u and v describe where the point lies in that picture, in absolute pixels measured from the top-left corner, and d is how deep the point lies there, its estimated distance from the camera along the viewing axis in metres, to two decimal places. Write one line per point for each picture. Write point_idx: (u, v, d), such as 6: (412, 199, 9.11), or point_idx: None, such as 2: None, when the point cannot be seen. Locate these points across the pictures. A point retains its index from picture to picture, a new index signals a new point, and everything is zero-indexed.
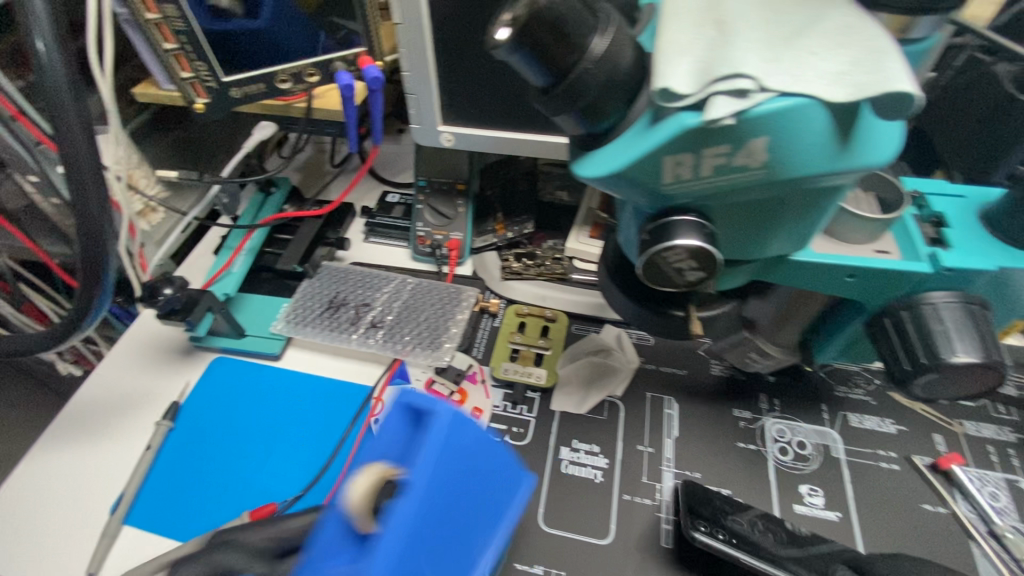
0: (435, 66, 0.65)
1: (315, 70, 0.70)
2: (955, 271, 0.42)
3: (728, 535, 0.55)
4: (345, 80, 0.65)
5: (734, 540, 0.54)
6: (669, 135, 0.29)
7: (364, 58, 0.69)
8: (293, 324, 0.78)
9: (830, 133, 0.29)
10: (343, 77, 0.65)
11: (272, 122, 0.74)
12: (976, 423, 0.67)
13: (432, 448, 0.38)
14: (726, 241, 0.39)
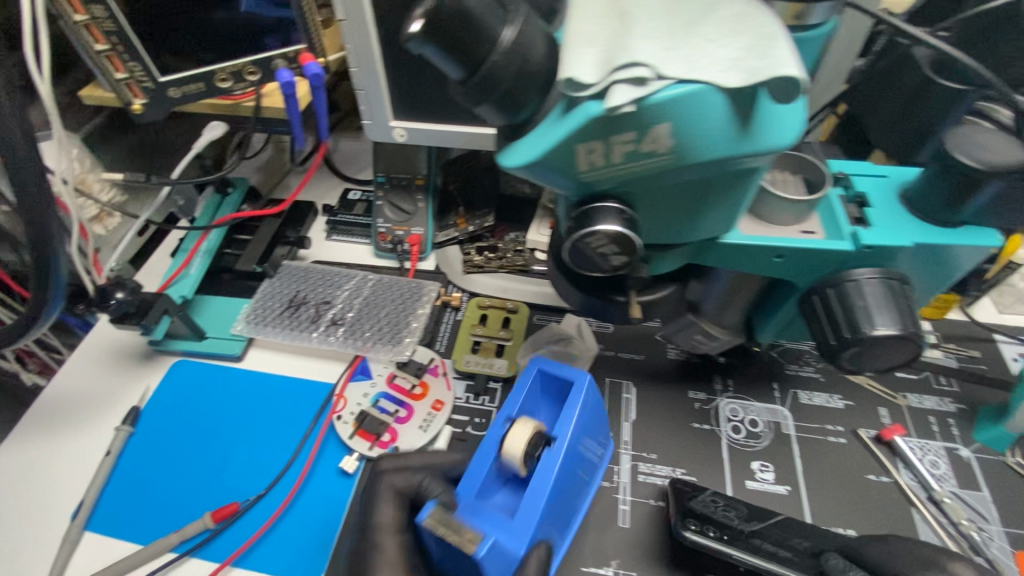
0: (381, 62, 0.65)
1: (256, 68, 0.69)
2: (875, 248, 0.43)
3: (718, 531, 0.56)
4: (286, 78, 0.64)
5: (724, 536, 0.56)
6: (578, 124, 0.30)
7: (305, 56, 0.68)
8: (253, 324, 0.78)
9: (729, 117, 0.30)
10: (285, 74, 0.64)
11: (222, 122, 0.74)
12: (918, 395, 0.70)
13: (572, 416, 0.55)
14: (653, 226, 0.40)
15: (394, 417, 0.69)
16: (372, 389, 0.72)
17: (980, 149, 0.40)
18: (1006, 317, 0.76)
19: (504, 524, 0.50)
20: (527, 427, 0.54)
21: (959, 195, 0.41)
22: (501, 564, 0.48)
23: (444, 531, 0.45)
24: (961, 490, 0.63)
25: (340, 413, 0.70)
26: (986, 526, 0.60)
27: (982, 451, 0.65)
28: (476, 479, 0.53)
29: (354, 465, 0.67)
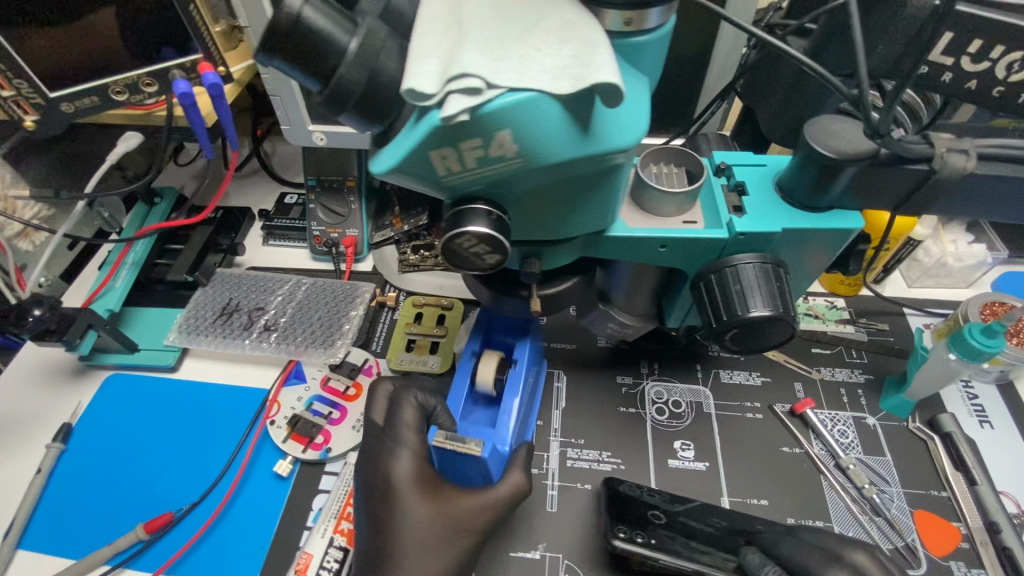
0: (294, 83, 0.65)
1: (153, 79, 0.68)
2: (747, 235, 0.46)
3: (646, 538, 0.55)
4: (179, 88, 0.62)
5: (653, 542, 0.54)
6: (425, 132, 0.31)
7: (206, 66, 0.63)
8: (187, 334, 0.78)
9: (567, 121, 0.32)
10: (177, 84, 0.61)
11: (139, 132, 0.73)
12: (832, 368, 0.73)
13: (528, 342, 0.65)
14: (533, 224, 0.42)
15: (328, 418, 0.71)
16: (306, 392, 0.73)
17: (833, 138, 0.43)
18: (914, 290, 0.80)
19: (491, 432, 0.60)
20: (493, 355, 0.63)
21: (822, 181, 0.43)
22: (496, 462, 0.58)
23: (452, 444, 0.54)
24: (867, 456, 0.66)
25: (274, 417, 0.71)
26: (887, 489, 0.64)
27: (887, 418, 0.69)
28: (458, 401, 0.62)
29: (288, 468, 0.68)
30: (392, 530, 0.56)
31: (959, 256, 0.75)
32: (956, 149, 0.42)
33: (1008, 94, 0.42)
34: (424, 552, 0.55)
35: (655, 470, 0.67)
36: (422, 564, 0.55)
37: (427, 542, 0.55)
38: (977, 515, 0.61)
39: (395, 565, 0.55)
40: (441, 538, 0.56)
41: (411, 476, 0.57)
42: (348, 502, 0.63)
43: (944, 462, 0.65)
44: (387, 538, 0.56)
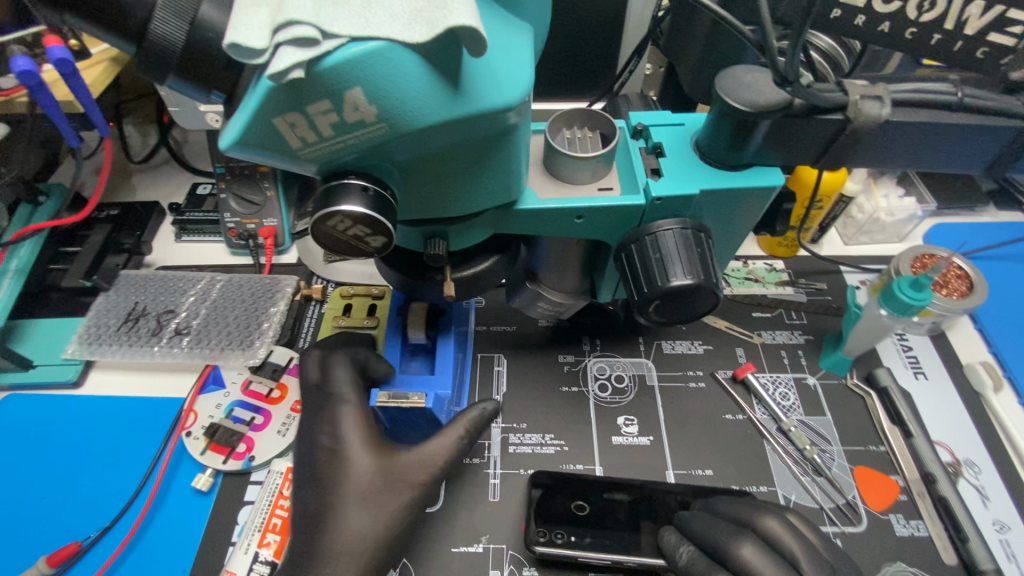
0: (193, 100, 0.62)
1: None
2: (665, 200, 0.43)
3: (567, 536, 0.57)
4: (19, 66, 0.52)
5: (573, 538, 0.57)
6: (261, 95, 0.27)
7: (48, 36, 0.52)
8: (88, 344, 0.71)
9: (431, 76, 0.27)
10: (16, 62, 0.52)
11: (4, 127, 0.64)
12: (773, 331, 0.72)
13: None
14: (428, 199, 0.38)
15: (250, 425, 0.66)
16: (226, 399, 0.67)
17: (746, 90, 0.40)
18: (851, 248, 0.79)
19: (432, 380, 0.58)
20: (420, 308, 0.61)
21: (738, 138, 0.41)
22: (441, 409, 0.58)
23: (395, 402, 0.54)
24: (808, 417, 0.66)
25: (190, 428, 0.66)
26: (828, 448, 0.64)
27: (827, 377, 0.69)
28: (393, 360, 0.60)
29: (209, 482, 0.62)
30: (332, 484, 0.53)
31: (891, 210, 0.75)
32: (870, 96, 0.40)
33: (920, 36, 0.39)
34: (365, 504, 0.52)
35: (599, 448, 0.65)
36: (363, 518, 0.52)
37: (370, 493, 0.52)
38: (913, 467, 0.62)
39: (334, 521, 0.51)
40: (382, 490, 0.52)
41: (354, 431, 0.54)
42: (274, 513, 0.58)
43: (881, 417, 0.65)
44: (328, 493, 0.52)
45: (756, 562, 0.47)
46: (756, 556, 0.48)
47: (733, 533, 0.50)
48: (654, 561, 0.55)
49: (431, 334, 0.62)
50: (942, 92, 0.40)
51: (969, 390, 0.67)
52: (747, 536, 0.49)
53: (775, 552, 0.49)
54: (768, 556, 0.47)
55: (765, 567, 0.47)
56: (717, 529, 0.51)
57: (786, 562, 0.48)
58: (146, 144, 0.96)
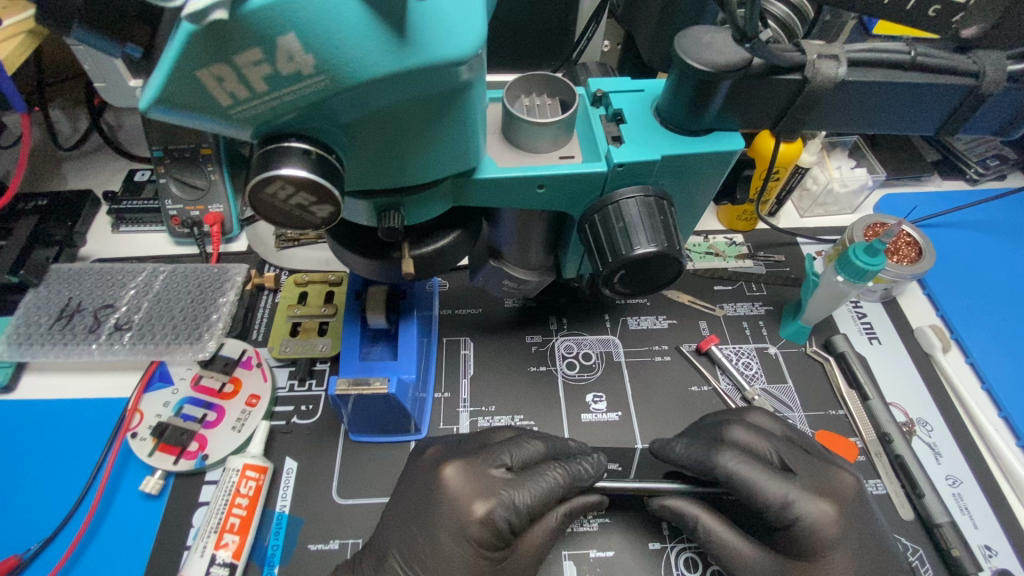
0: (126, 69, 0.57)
1: None
2: (627, 166, 0.42)
3: None
4: None
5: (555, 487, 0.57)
6: (181, 42, 0.24)
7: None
8: (17, 345, 0.65)
9: (375, 20, 0.25)
10: None
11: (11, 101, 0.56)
12: (734, 304, 0.73)
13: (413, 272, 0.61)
14: (378, 166, 0.35)
15: (202, 422, 0.61)
16: (174, 396, 0.63)
17: (706, 50, 0.39)
18: (807, 220, 0.81)
19: (394, 365, 0.56)
20: (380, 291, 0.58)
21: (700, 100, 0.40)
22: (406, 395, 0.56)
23: (356, 390, 0.53)
24: (770, 385, 0.67)
25: (136, 429, 0.61)
26: (790, 414, 0.65)
27: (787, 345, 0.70)
28: (353, 346, 0.57)
29: (159, 485, 0.58)
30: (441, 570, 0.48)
31: (843, 181, 0.77)
32: (827, 56, 0.39)
33: None
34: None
35: (570, 426, 0.64)
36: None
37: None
38: (870, 428, 0.64)
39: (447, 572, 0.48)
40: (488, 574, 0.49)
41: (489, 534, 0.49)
42: (231, 512, 0.54)
43: (839, 381, 0.67)
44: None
45: (748, 440, 0.56)
46: (750, 436, 0.56)
47: (718, 423, 0.58)
48: (658, 486, 0.55)
49: (392, 318, 0.60)
50: (896, 51, 0.40)
51: (919, 352, 0.70)
52: (734, 423, 0.58)
53: (763, 430, 0.57)
54: (757, 434, 0.56)
55: (757, 440, 0.55)
56: (707, 429, 0.58)
57: (774, 436, 0.56)
58: (75, 129, 0.88)
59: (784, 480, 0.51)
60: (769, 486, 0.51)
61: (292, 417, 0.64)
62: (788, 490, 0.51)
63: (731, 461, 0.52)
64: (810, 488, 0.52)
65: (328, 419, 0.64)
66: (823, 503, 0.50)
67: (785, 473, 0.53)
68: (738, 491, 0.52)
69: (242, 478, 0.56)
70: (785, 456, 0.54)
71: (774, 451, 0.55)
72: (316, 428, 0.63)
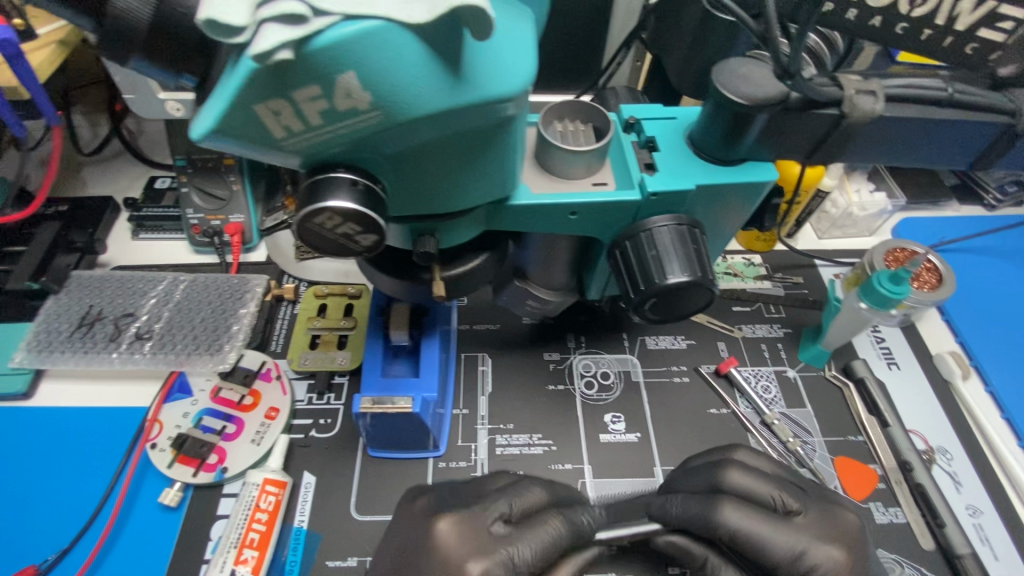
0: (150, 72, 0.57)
1: None
2: (661, 195, 0.42)
3: None
4: None
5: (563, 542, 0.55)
6: (241, 78, 0.24)
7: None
8: (38, 351, 0.66)
9: (432, 58, 0.25)
10: None
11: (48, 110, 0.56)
12: (752, 325, 0.73)
13: None
14: (418, 193, 0.36)
15: (221, 434, 0.61)
16: (194, 407, 0.63)
17: (744, 83, 0.39)
18: (824, 242, 0.81)
19: (417, 383, 0.56)
20: (403, 309, 0.59)
21: (735, 132, 0.40)
22: (428, 412, 0.56)
23: (379, 408, 0.53)
24: (789, 409, 0.67)
25: (155, 440, 0.61)
26: (810, 439, 0.65)
27: (806, 369, 0.70)
28: (375, 363, 0.57)
29: (178, 497, 0.58)
30: None
31: (863, 205, 0.77)
32: (864, 91, 0.40)
33: (911, 31, 0.40)
34: None
35: (588, 446, 0.64)
36: None
37: None
38: (891, 455, 0.64)
39: None
40: None
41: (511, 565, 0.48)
42: (252, 527, 0.54)
43: (858, 407, 0.67)
44: None
45: (748, 483, 0.53)
46: (744, 479, 0.53)
47: (712, 465, 0.55)
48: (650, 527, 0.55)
49: (415, 334, 0.60)
50: (931, 87, 0.41)
51: (939, 379, 0.70)
52: (730, 464, 0.54)
53: (755, 469, 0.55)
54: (756, 476, 0.53)
55: (755, 484, 0.52)
56: (699, 475, 0.56)
57: (767, 475, 0.54)
58: (96, 135, 0.89)
59: (787, 528, 0.49)
60: (775, 538, 0.48)
61: (311, 430, 0.64)
62: (797, 540, 0.48)
63: (730, 515, 0.49)
64: (817, 531, 0.49)
65: (347, 433, 0.64)
66: (832, 547, 0.48)
67: (788, 516, 0.50)
68: (744, 546, 0.49)
69: (263, 492, 0.56)
70: (785, 500, 0.51)
71: (778, 496, 0.52)
72: (334, 442, 0.63)
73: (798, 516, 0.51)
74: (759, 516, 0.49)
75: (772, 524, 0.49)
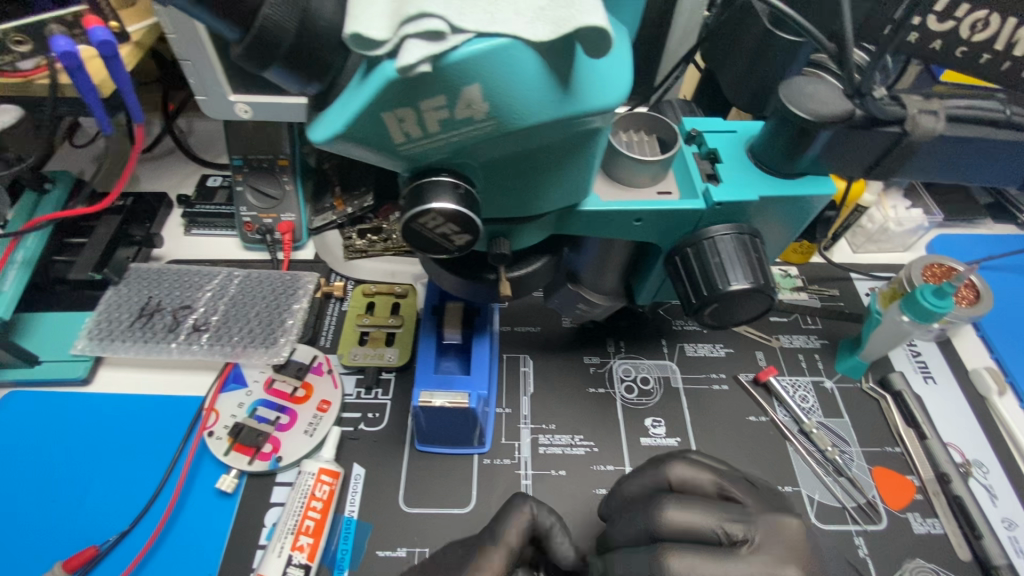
0: (218, 59, 0.58)
1: (25, 37, 0.57)
2: (725, 205, 0.44)
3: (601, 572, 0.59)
4: (62, 47, 0.49)
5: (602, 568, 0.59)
6: (376, 88, 0.26)
7: (90, 17, 0.51)
8: (98, 340, 0.68)
9: (546, 73, 0.27)
10: (59, 42, 0.49)
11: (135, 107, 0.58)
12: (789, 335, 0.74)
13: None
14: (503, 198, 0.38)
15: (276, 424, 0.64)
16: (248, 398, 0.66)
17: (810, 100, 0.41)
18: (859, 256, 0.82)
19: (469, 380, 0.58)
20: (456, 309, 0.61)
21: (798, 146, 0.42)
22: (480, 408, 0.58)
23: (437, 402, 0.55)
24: (827, 419, 0.68)
25: (212, 428, 0.64)
26: (847, 449, 0.66)
27: (843, 380, 0.71)
28: (429, 359, 0.59)
29: (234, 483, 0.61)
30: None
31: (899, 221, 0.78)
32: (927, 111, 0.41)
33: (970, 54, 0.43)
34: None
35: (628, 449, 0.66)
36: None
37: None
38: (928, 467, 0.64)
39: None
40: None
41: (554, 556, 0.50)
42: (307, 515, 0.56)
43: (896, 419, 0.68)
44: None
45: (684, 518, 0.48)
46: (681, 515, 0.48)
47: (644, 508, 0.50)
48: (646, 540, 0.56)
49: (466, 333, 0.62)
50: (992, 109, 0.42)
51: (975, 394, 0.71)
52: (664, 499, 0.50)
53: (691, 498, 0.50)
54: (691, 507, 0.48)
55: (690, 515, 0.48)
56: (634, 521, 0.51)
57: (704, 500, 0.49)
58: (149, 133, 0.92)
59: (734, 559, 0.44)
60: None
61: (360, 424, 0.66)
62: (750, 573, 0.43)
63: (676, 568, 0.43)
64: (771, 556, 0.44)
65: (394, 427, 0.66)
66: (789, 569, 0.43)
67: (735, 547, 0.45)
68: None
69: (318, 481, 0.58)
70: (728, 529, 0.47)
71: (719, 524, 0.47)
72: (383, 435, 0.65)
73: (744, 545, 0.45)
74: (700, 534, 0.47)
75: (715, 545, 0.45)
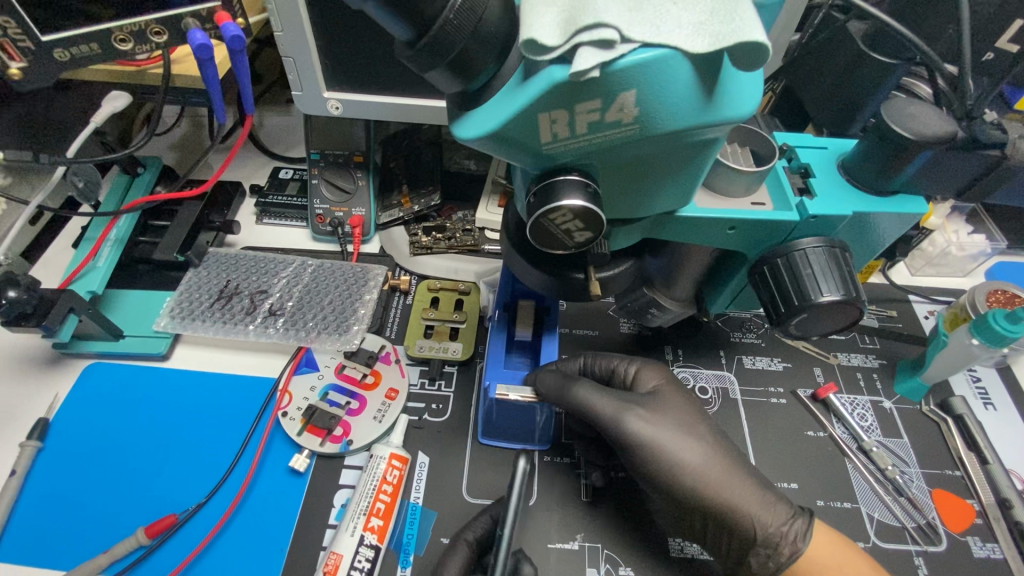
0: (315, 44, 0.60)
1: (162, 28, 0.59)
2: (819, 217, 0.45)
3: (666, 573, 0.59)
4: (200, 39, 0.55)
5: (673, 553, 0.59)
6: (540, 90, 0.29)
7: (220, 15, 0.59)
8: (180, 318, 0.71)
9: (695, 83, 0.29)
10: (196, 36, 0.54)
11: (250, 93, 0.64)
12: (848, 353, 0.75)
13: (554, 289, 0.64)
14: (614, 200, 0.39)
15: (346, 409, 0.66)
16: (320, 381, 0.68)
17: (912, 120, 0.42)
18: (918, 279, 0.82)
19: None
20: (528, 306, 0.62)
21: (895, 165, 0.43)
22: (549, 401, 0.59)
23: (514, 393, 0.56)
24: (886, 438, 0.68)
25: (286, 409, 0.66)
26: (907, 469, 0.66)
27: (902, 402, 0.71)
28: (500, 353, 0.60)
29: (306, 463, 0.63)
30: None
31: (961, 245, 0.78)
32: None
33: None
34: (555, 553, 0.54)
35: None
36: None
37: None
38: (989, 492, 0.64)
39: None
40: None
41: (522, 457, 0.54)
42: (378, 498, 0.58)
43: (957, 443, 0.67)
44: None
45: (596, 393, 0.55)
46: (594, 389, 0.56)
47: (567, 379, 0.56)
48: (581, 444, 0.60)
49: (535, 330, 0.63)
50: None
51: None
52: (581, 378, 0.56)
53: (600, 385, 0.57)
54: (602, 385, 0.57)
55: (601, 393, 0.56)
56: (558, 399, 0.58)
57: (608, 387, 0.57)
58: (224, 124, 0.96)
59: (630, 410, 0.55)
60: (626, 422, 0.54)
61: (424, 413, 0.68)
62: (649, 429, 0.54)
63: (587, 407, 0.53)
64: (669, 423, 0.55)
65: (457, 420, 0.67)
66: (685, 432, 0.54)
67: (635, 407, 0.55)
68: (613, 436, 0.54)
69: (389, 465, 0.60)
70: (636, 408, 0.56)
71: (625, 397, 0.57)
72: (446, 426, 0.67)
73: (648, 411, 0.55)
74: (614, 396, 0.56)
75: (624, 402, 0.56)
